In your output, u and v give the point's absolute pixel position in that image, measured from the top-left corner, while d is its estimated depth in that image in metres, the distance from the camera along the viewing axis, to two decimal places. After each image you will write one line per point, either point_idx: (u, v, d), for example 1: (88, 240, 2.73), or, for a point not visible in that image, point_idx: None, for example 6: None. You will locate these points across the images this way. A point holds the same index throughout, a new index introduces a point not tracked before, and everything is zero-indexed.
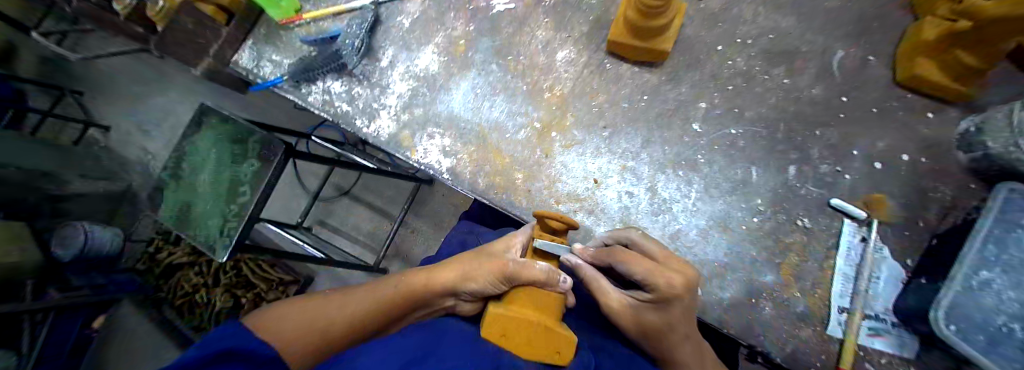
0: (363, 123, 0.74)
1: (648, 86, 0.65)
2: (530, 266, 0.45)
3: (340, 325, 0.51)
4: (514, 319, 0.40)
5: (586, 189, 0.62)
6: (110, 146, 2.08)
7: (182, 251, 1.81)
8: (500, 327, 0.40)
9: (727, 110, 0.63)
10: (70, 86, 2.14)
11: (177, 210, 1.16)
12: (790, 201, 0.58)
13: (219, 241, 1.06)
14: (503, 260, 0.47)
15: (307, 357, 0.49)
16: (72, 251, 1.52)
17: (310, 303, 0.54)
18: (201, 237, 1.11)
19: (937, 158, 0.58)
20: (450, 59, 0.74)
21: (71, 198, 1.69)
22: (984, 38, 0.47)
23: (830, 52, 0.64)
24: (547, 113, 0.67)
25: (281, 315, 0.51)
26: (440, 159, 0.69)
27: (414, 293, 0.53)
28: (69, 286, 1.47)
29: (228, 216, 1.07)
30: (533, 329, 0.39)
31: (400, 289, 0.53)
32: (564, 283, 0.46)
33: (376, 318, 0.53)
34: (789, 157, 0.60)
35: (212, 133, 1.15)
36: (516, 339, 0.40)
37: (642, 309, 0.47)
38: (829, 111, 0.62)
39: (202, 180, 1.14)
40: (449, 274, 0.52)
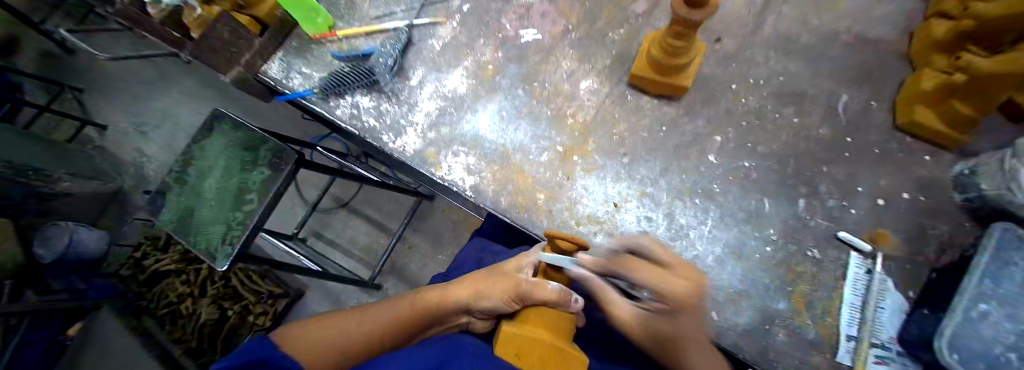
0: (389, 139, 0.75)
1: (666, 117, 0.70)
2: (543, 286, 0.48)
3: (359, 339, 0.52)
4: (528, 335, 0.41)
5: (606, 212, 0.65)
6: (104, 146, 2.05)
7: (169, 258, 1.75)
8: (515, 343, 0.41)
9: (741, 144, 0.67)
10: (67, 81, 2.11)
11: (178, 215, 1.14)
12: (800, 233, 0.62)
13: (220, 250, 1.04)
14: (518, 278, 0.51)
15: None
16: (56, 250, 1.50)
17: (326, 320, 0.54)
18: (200, 244, 1.08)
19: (934, 197, 0.62)
20: (479, 81, 0.78)
21: (59, 198, 1.58)
22: (980, 91, 0.53)
23: (835, 96, 0.70)
24: (569, 137, 0.71)
25: (300, 332, 0.51)
26: (464, 177, 0.71)
27: (434, 309, 0.55)
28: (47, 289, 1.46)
29: (232, 225, 1.05)
30: (545, 344, 0.40)
31: (419, 304, 0.55)
32: (575, 303, 0.48)
33: (394, 336, 0.54)
34: (799, 190, 0.64)
35: (222, 139, 1.16)
36: (528, 353, 0.40)
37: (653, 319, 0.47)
38: (835, 149, 0.66)
39: (208, 185, 1.13)
40: (466, 292, 0.55)
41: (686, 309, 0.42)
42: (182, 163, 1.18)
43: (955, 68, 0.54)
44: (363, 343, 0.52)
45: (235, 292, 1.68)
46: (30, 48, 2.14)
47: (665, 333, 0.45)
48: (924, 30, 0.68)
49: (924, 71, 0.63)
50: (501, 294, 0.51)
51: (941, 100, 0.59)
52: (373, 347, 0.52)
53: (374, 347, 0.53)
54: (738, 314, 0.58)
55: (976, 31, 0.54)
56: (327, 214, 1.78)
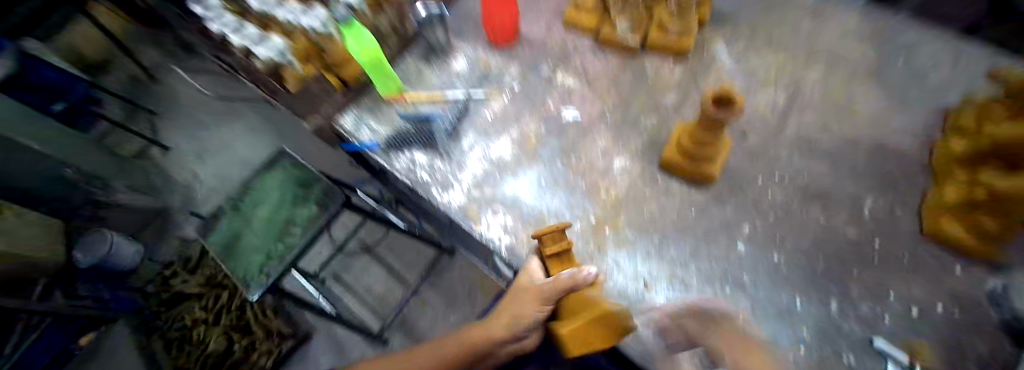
0: (437, 192, 0.84)
1: (695, 202, 0.75)
2: (560, 280, 0.58)
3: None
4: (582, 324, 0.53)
5: (637, 290, 0.66)
6: (162, 165, 2.22)
7: (196, 280, 1.77)
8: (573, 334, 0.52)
9: (769, 237, 0.71)
10: (144, 103, 2.38)
11: (225, 240, 1.19)
12: (834, 337, 0.59)
13: (256, 279, 1.12)
14: (533, 286, 0.61)
15: None
16: (92, 258, 1.54)
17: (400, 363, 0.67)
18: (238, 270, 1.14)
19: (970, 312, 0.61)
20: (523, 150, 0.88)
21: (111, 207, 1.79)
22: (994, 209, 0.56)
23: (861, 200, 0.75)
24: (602, 210, 0.77)
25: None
26: (501, 236, 0.77)
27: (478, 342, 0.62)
28: (75, 294, 1.55)
29: (271, 256, 1.14)
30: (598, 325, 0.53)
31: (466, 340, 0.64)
32: (589, 276, 0.59)
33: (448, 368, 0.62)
34: (831, 290, 0.64)
35: (281, 175, 1.25)
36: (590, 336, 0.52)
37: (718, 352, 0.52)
38: (864, 252, 0.68)
39: (258, 216, 1.21)
40: (503, 325, 0.62)
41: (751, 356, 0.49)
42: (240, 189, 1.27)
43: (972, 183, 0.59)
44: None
45: (247, 326, 1.66)
46: (120, 72, 2.41)
47: None
48: (943, 147, 0.74)
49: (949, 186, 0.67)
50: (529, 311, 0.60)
51: (970, 212, 0.61)
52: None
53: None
54: None
55: (969, 158, 0.64)
56: (349, 257, 1.82)
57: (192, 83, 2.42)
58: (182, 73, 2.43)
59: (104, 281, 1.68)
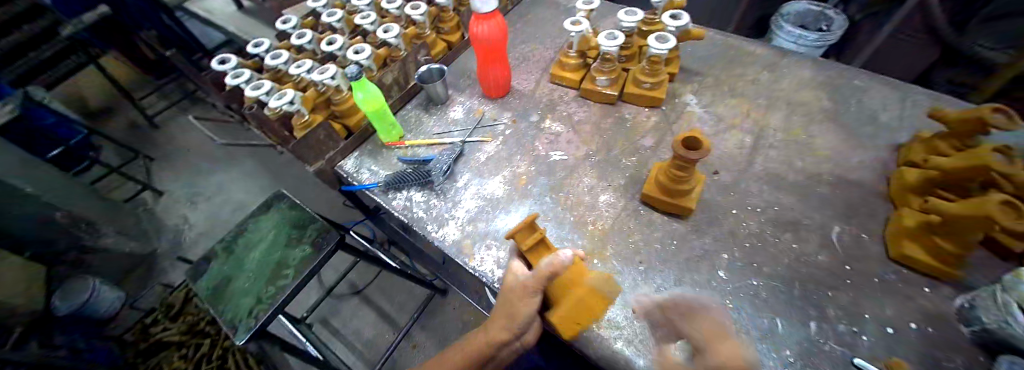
0: (432, 228, 0.88)
1: (677, 232, 0.81)
2: (542, 269, 0.58)
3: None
4: (574, 313, 0.59)
5: (625, 316, 0.69)
6: (153, 210, 2.19)
7: (176, 328, 1.67)
8: (568, 321, 0.59)
9: (747, 264, 0.75)
10: (146, 151, 2.46)
11: (214, 284, 1.20)
12: (816, 357, 0.62)
13: (243, 322, 1.08)
14: (521, 283, 0.60)
15: None
16: (71, 304, 1.51)
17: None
18: (226, 313, 1.12)
19: (941, 328, 0.65)
20: (514, 188, 0.94)
21: (98, 252, 1.75)
22: (954, 231, 0.63)
23: (829, 227, 0.81)
24: (590, 242, 0.81)
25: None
26: (493, 269, 0.80)
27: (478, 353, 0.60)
28: (49, 344, 1.40)
29: (262, 298, 1.12)
30: (591, 305, 0.60)
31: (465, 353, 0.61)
32: (566, 256, 0.58)
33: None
34: (809, 312, 0.67)
35: (278, 216, 1.32)
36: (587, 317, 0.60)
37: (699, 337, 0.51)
38: (836, 275, 0.73)
39: (252, 257, 1.23)
40: (502, 325, 0.59)
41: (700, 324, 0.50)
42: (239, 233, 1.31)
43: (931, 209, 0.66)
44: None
45: None
46: (121, 118, 2.59)
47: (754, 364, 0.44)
48: (898, 177, 0.83)
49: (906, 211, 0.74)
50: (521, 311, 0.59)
51: (927, 234, 0.68)
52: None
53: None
54: None
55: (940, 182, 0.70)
56: (340, 300, 1.77)
57: (199, 135, 2.54)
58: (190, 121, 2.57)
59: (80, 330, 1.55)
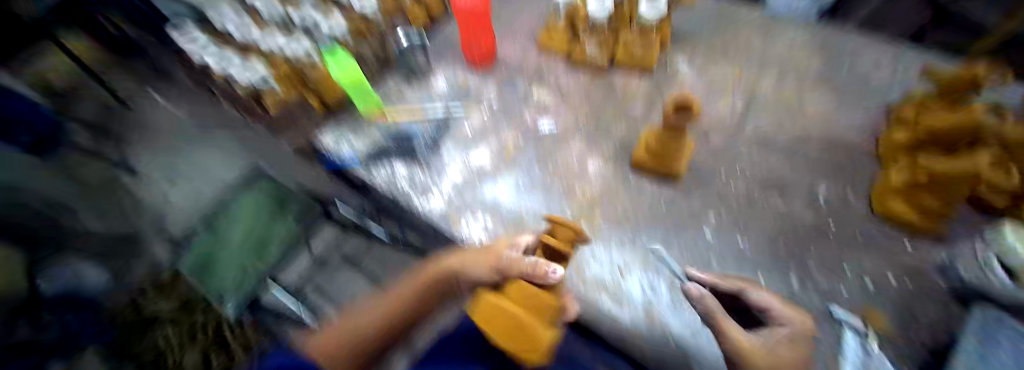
0: (418, 200, 0.84)
1: (668, 195, 0.80)
2: (520, 262, 0.51)
3: (349, 333, 0.66)
4: (499, 310, 0.46)
5: (612, 277, 0.69)
6: None
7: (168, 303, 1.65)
8: (489, 311, 0.47)
9: (732, 223, 0.75)
10: None
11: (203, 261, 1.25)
12: (796, 309, 0.62)
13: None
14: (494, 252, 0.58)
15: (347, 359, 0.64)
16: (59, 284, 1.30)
17: (345, 321, 0.71)
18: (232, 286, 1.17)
19: (922, 281, 0.65)
20: (502, 158, 0.92)
21: None
22: (942, 188, 0.65)
23: (816, 186, 0.81)
24: (579, 208, 0.80)
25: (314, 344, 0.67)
26: (480, 235, 0.78)
27: (425, 291, 0.68)
28: (42, 323, 1.22)
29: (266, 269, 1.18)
30: (516, 326, 0.44)
31: (410, 288, 0.69)
32: (553, 274, 0.48)
33: (385, 324, 0.66)
34: (791, 267, 0.68)
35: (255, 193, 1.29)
36: (501, 330, 0.45)
37: (774, 345, 0.49)
38: (819, 232, 0.73)
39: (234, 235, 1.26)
40: (450, 273, 0.64)
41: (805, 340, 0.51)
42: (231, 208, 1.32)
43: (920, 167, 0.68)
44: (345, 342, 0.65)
45: None
46: None
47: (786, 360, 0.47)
48: (888, 137, 0.83)
49: (892, 171, 0.75)
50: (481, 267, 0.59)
51: (914, 191, 0.69)
52: (355, 342, 0.65)
53: (358, 341, 0.65)
54: None
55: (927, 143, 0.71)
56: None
57: None
58: None
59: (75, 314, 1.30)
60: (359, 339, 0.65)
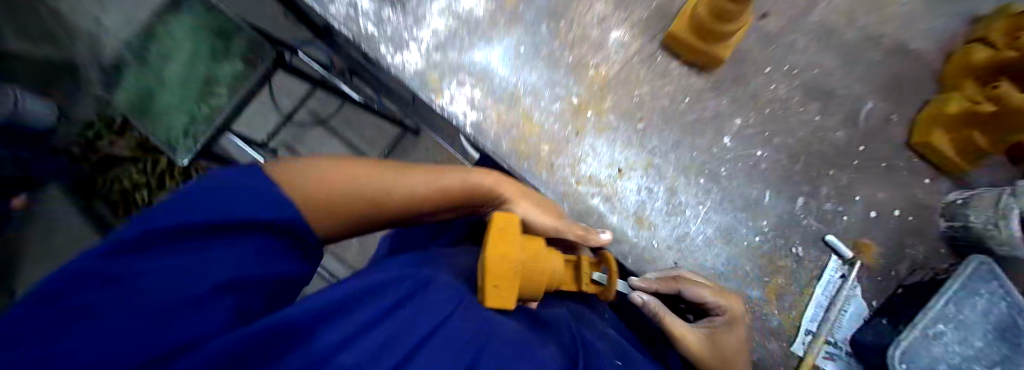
0: (387, 52, 0.64)
1: (692, 89, 0.65)
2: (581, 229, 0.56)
3: (349, 189, 0.45)
4: (514, 232, 0.43)
5: (608, 176, 0.64)
6: None
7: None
8: (508, 226, 0.44)
9: (758, 132, 0.65)
10: None
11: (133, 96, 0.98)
12: (794, 229, 0.63)
13: (182, 142, 0.98)
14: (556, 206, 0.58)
15: (344, 219, 0.45)
16: None
17: (357, 159, 0.49)
18: (160, 132, 0.98)
19: (924, 219, 0.64)
20: (498, 7, 0.67)
21: None
22: (1005, 123, 0.55)
23: (861, 101, 0.66)
24: (587, 90, 0.65)
25: (299, 167, 0.43)
26: (466, 111, 0.65)
27: (476, 193, 0.54)
28: None
29: (197, 118, 0.98)
30: (513, 264, 0.40)
31: (462, 179, 0.53)
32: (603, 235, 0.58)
33: (414, 208, 0.51)
34: (801, 188, 0.64)
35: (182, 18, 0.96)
36: (501, 247, 0.41)
37: (718, 333, 0.55)
38: (846, 156, 0.65)
39: (171, 71, 0.98)
40: (509, 195, 0.55)
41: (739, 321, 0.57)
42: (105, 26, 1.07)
43: (984, 97, 0.56)
44: (332, 199, 0.43)
45: None
46: None
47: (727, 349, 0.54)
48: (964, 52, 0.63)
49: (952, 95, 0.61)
50: (539, 209, 0.55)
51: (964, 126, 0.59)
52: (351, 204, 0.45)
53: (360, 206, 0.46)
54: None
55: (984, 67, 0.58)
56: (303, 130, 1.62)
57: None
58: None
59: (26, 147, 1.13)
60: (361, 204, 0.46)
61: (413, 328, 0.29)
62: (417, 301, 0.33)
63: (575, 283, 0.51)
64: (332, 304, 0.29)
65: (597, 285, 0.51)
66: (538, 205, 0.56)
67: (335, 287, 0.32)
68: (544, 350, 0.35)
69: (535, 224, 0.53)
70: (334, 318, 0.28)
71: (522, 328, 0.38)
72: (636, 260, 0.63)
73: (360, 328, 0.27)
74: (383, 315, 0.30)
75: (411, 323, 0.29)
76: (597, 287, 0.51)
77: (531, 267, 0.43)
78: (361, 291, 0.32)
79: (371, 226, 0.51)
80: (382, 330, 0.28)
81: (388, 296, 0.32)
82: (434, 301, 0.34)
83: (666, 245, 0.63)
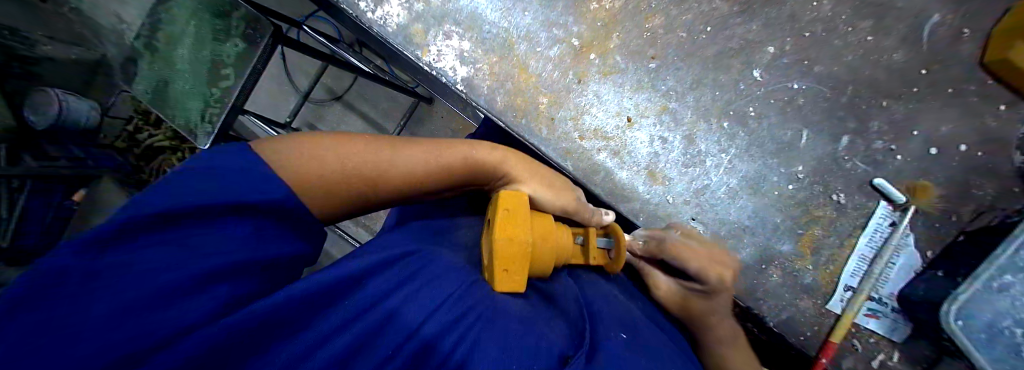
0: (367, 6, 0.58)
1: (715, 16, 0.55)
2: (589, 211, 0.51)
3: (342, 171, 0.39)
4: (523, 213, 0.39)
5: (616, 127, 0.58)
6: None
7: (162, 134, 1.42)
8: (516, 205, 0.40)
9: (797, 61, 0.55)
10: None
11: (152, 84, 0.91)
12: (831, 175, 0.56)
13: (200, 127, 0.88)
14: (563, 179, 0.52)
15: (339, 203, 0.40)
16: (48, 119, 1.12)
17: (351, 136, 0.42)
18: (179, 119, 0.90)
19: (998, 153, 0.52)
20: None
21: None
22: None
23: (925, 16, 0.52)
24: (589, 29, 0.56)
25: (289, 145, 0.38)
26: (455, 66, 0.58)
27: (482, 171, 0.47)
28: (45, 156, 1.14)
29: (208, 101, 0.86)
30: (521, 247, 0.36)
31: (466, 155, 0.46)
32: (607, 215, 0.53)
33: (416, 189, 0.45)
34: (847, 125, 0.55)
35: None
36: (508, 229, 0.37)
37: (689, 298, 0.53)
38: (901, 84, 0.54)
39: (181, 55, 0.89)
40: (521, 170, 0.49)
41: (726, 291, 0.50)
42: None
43: None
44: (325, 182, 0.38)
45: None
46: None
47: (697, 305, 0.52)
48: None
49: None
50: (550, 190, 0.48)
51: None
52: (346, 186, 0.39)
53: (356, 186, 0.40)
54: (739, 250, 0.58)
55: None
56: (322, 107, 1.58)
57: None
58: None
59: (76, 144, 1.24)
60: (358, 186, 0.40)
61: (406, 315, 0.31)
62: (419, 280, 0.35)
63: (585, 256, 0.48)
64: (330, 290, 0.30)
65: (604, 257, 0.49)
66: (549, 185, 0.49)
67: (344, 263, 0.34)
68: (548, 325, 0.36)
69: (543, 202, 0.48)
70: (331, 305, 0.30)
71: (530, 305, 0.38)
72: (648, 218, 0.58)
73: (354, 316, 0.30)
74: (383, 299, 0.32)
75: (407, 310, 0.31)
76: (606, 259, 0.49)
77: (540, 245, 0.41)
78: (365, 272, 0.34)
79: (371, 208, 0.45)
80: (377, 316, 0.30)
81: (389, 279, 0.34)
82: (437, 280, 0.35)
83: (682, 200, 0.58)
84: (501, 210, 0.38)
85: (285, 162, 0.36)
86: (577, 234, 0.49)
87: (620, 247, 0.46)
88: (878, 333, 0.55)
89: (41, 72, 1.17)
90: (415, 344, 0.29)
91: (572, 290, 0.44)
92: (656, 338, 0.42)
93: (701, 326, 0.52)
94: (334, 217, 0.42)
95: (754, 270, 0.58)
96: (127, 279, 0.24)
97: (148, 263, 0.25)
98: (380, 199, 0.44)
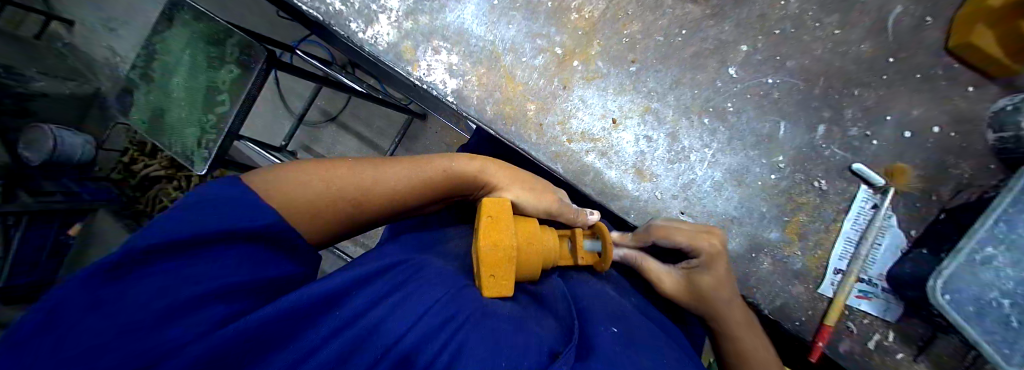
0: (358, 28, 0.60)
1: (688, 20, 0.58)
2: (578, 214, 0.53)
3: (328, 194, 0.40)
4: (507, 217, 0.41)
5: (602, 129, 0.60)
6: None
7: (159, 163, 1.42)
8: (499, 210, 0.42)
9: (768, 58, 0.57)
10: None
11: (148, 113, 0.93)
12: (811, 162, 0.58)
13: (197, 152, 0.89)
14: (545, 182, 0.53)
15: (330, 227, 0.41)
16: (41, 154, 1.11)
17: (337, 161, 0.44)
18: (176, 146, 0.91)
19: (968, 133, 0.54)
20: None
21: None
22: None
23: (886, 8, 0.55)
24: (570, 37, 0.59)
25: (280, 175, 0.39)
26: (445, 79, 0.61)
27: (462, 182, 0.49)
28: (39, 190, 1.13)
29: (204, 128, 0.88)
30: (507, 251, 0.38)
31: (446, 168, 0.48)
32: (591, 216, 0.54)
33: (403, 204, 0.47)
34: (822, 114, 0.57)
35: (184, 33, 0.89)
36: (492, 234, 0.39)
37: (694, 275, 0.52)
38: (871, 72, 0.56)
39: (176, 84, 0.91)
40: (505, 177, 0.50)
41: (720, 258, 0.51)
42: (122, 51, 1.46)
43: None
44: (311, 207, 0.39)
45: None
46: None
47: (706, 288, 0.51)
48: None
49: None
50: (531, 194, 0.50)
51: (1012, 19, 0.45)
52: (331, 210, 0.40)
53: (342, 210, 0.41)
54: (729, 241, 0.59)
55: None
56: (318, 129, 1.60)
57: None
58: None
59: (71, 176, 1.25)
60: (346, 207, 0.42)
61: (393, 326, 0.31)
62: (408, 290, 0.36)
63: (573, 257, 0.49)
64: (318, 304, 0.31)
65: (594, 256, 0.50)
66: (530, 189, 0.50)
67: (335, 276, 0.35)
68: (540, 323, 0.37)
69: (527, 207, 0.49)
70: (320, 318, 0.31)
71: (522, 306, 0.40)
72: (639, 215, 0.60)
73: (342, 327, 0.30)
74: (370, 310, 0.32)
75: (394, 318, 0.32)
76: (596, 258, 0.50)
77: (526, 248, 0.42)
78: (355, 286, 0.34)
79: (364, 228, 0.47)
80: (366, 325, 0.31)
81: (377, 289, 0.35)
82: (427, 285, 0.36)
83: (671, 195, 0.59)
84: (483, 218, 0.41)
85: (272, 191, 0.37)
86: (566, 237, 0.51)
87: (607, 247, 0.47)
88: (872, 315, 0.56)
89: (36, 108, 1.20)
90: (396, 353, 0.29)
91: (563, 289, 0.45)
92: (650, 332, 0.43)
93: (716, 306, 0.51)
94: (325, 241, 0.43)
95: (746, 260, 0.59)
96: (132, 304, 0.25)
97: (147, 290, 0.26)
98: (369, 218, 0.45)
